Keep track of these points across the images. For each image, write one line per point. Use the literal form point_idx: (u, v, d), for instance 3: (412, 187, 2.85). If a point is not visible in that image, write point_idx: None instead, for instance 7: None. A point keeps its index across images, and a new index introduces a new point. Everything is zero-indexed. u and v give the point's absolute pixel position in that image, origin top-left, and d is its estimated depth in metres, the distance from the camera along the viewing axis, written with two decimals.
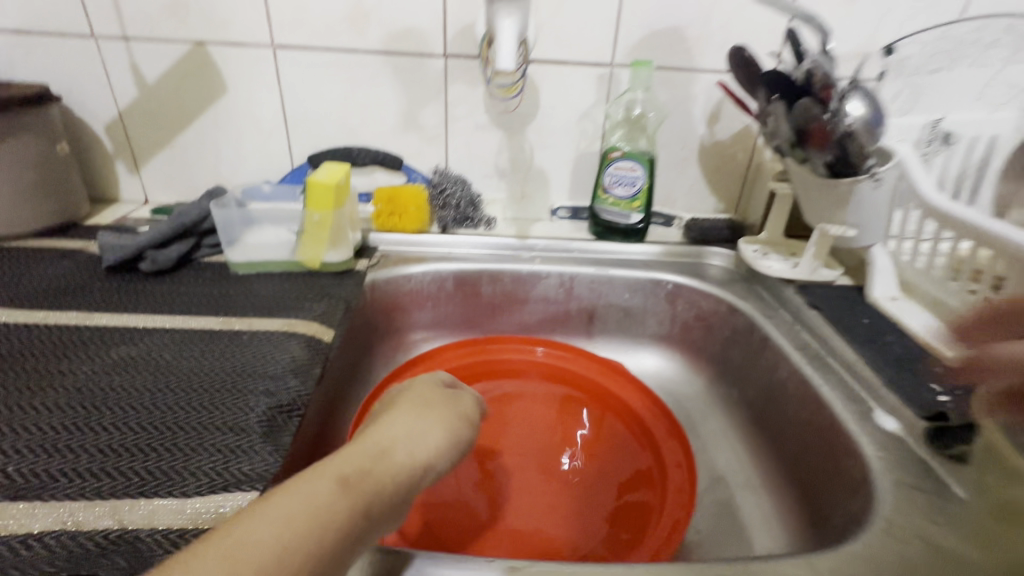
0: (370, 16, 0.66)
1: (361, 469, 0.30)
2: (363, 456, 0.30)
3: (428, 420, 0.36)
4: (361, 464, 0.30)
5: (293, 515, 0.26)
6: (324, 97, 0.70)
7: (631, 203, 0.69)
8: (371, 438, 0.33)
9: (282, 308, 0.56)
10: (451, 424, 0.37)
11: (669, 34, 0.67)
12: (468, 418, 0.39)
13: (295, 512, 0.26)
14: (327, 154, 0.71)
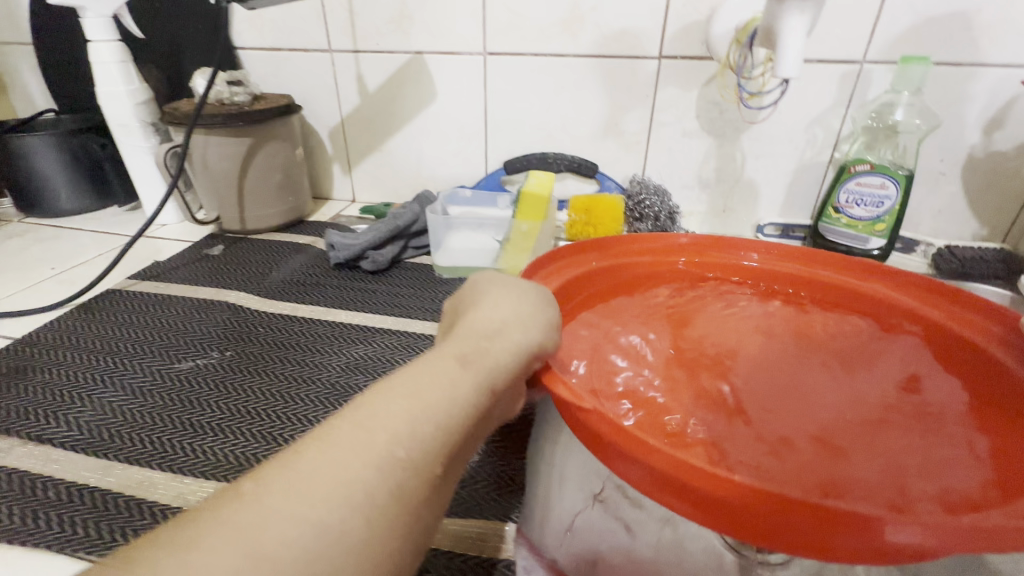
0: (586, 18, 0.63)
1: (432, 389, 0.27)
2: (427, 369, 0.28)
3: (512, 304, 0.34)
4: (450, 372, 0.28)
5: (354, 445, 0.24)
6: (527, 103, 0.70)
7: (874, 225, 0.59)
8: (466, 337, 0.31)
9: None
10: (533, 308, 0.34)
11: (949, 20, 0.55)
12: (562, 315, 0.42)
13: (365, 441, 0.24)
14: (525, 161, 0.71)
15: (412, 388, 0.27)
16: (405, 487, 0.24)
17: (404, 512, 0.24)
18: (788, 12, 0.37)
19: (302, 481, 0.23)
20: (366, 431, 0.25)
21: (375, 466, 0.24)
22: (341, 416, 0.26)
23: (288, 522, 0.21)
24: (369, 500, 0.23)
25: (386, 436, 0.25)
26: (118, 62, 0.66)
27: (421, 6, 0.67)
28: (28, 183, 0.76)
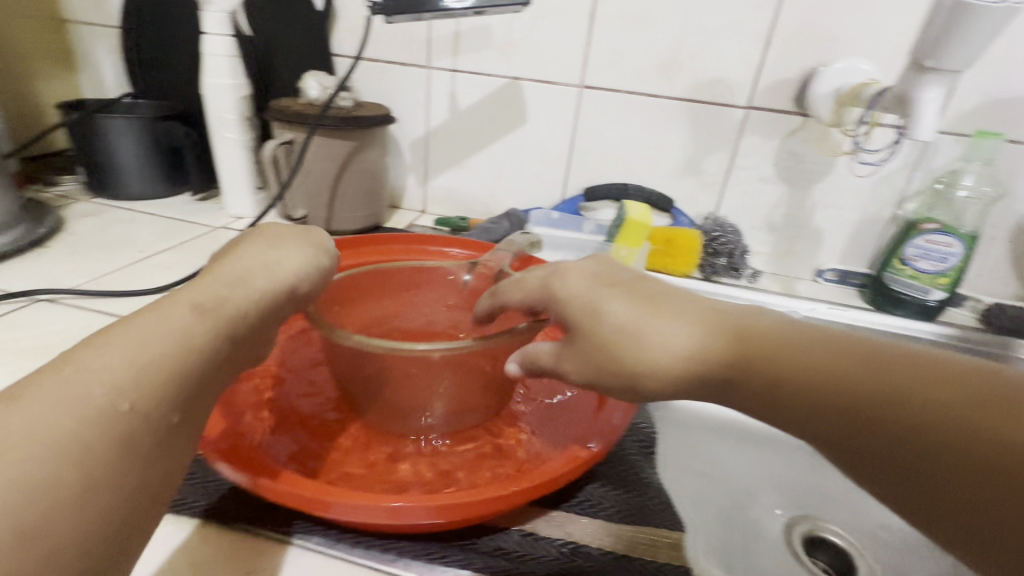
0: (683, 64, 0.68)
1: (157, 335, 0.27)
2: (168, 319, 0.28)
3: (285, 248, 0.37)
4: (187, 318, 0.29)
5: (59, 400, 0.24)
6: (614, 136, 0.74)
7: (937, 278, 0.64)
8: (220, 277, 0.33)
9: None
10: (302, 245, 0.38)
11: (1011, 103, 0.62)
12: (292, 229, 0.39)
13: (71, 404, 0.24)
14: (607, 189, 0.74)
15: (124, 344, 0.26)
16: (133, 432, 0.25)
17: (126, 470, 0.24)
18: (926, 87, 0.45)
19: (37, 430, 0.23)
20: (43, 395, 0.24)
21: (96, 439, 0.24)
22: (68, 373, 0.25)
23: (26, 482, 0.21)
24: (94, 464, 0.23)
25: (110, 396, 0.25)
26: (229, 56, 0.67)
27: (528, 36, 0.71)
28: (101, 163, 0.74)
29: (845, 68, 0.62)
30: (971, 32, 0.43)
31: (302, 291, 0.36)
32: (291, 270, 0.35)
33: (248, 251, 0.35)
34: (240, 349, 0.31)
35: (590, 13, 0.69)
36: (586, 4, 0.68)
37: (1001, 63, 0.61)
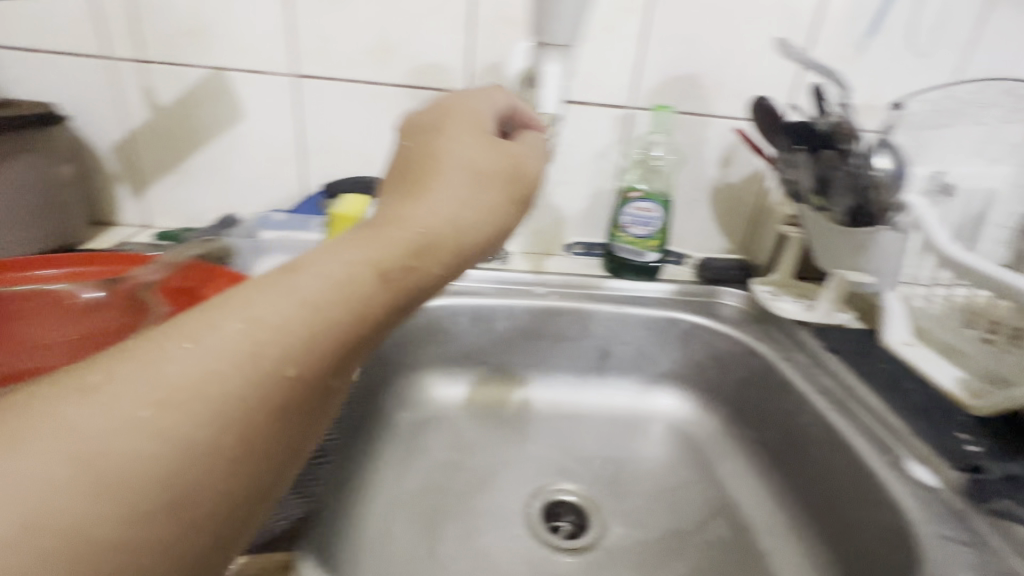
0: (396, 49, 0.66)
1: (329, 295, 0.24)
2: (256, 300, 0.23)
3: (476, 182, 0.33)
4: (292, 312, 0.23)
5: (236, 344, 0.21)
6: (343, 127, 0.70)
7: (648, 241, 0.70)
8: (310, 264, 0.25)
9: None
10: (496, 190, 0.33)
11: (684, 78, 0.69)
12: (514, 161, 0.36)
13: (205, 401, 0.20)
14: (344, 183, 0.70)
15: (249, 315, 0.22)
16: (272, 403, 0.22)
17: (249, 456, 0.21)
18: None
19: (161, 443, 0.19)
20: (168, 395, 0.19)
21: (231, 423, 0.20)
22: (113, 382, 0.19)
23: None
24: (81, 487, 0.17)
25: (184, 387, 0.20)
26: None
27: (223, 21, 0.64)
28: None
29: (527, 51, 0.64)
30: None
31: (487, 239, 0.32)
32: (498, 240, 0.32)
33: (415, 204, 0.30)
34: (336, 368, 0.24)
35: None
36: None
37: (670, 43, 0.67)
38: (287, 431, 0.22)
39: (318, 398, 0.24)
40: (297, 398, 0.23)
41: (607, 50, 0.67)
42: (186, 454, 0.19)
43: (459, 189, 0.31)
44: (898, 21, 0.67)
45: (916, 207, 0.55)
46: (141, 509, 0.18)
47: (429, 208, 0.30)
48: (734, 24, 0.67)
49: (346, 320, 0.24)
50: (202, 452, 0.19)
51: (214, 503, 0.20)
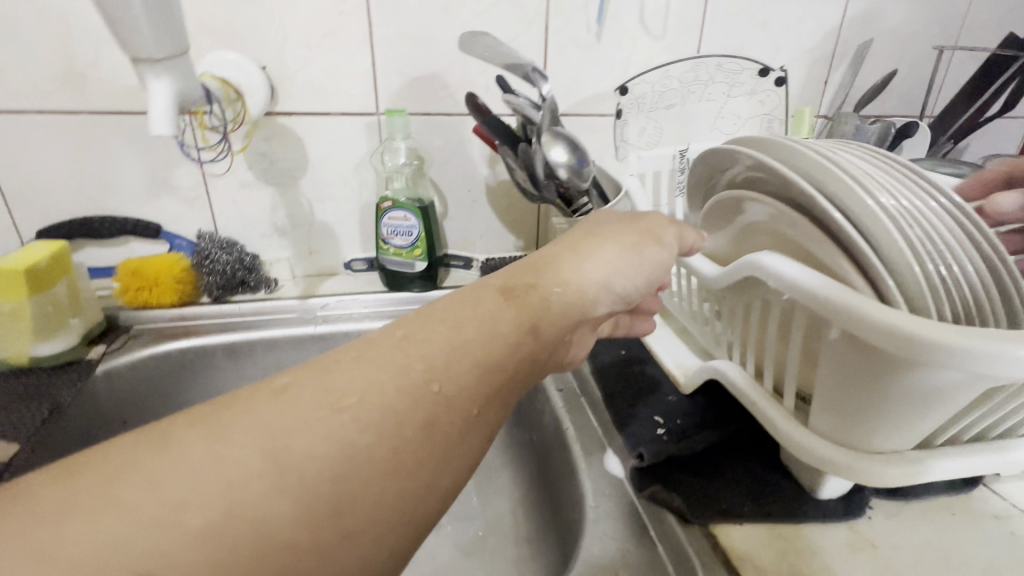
0: (87, 74, 0.59)
1: (472, 324, 0.27)
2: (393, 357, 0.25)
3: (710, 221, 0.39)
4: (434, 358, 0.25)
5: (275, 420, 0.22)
6: (48, 165, 0.62)
7: (413, 251, 0.67)
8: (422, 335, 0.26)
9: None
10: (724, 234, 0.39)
11: (428, 79, 0.67)
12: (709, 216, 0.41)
13: (383, 417, 0.23)
14: (61, 227, 0.63)
15: (442, 341, 0.26)
16: (438, 424, 0.24)
17: (427, 461, 0.23)
18: (145, 76, 0.39)
19: (355, 456, 0.22)
20: (342, 406, 0.23)
21: (389, 439, 0.23)
22: (296, 390, 0.23)
23: (146, 529, 0.18)
24: (208, 505, 0.19)
25: (351, 403, 0.23)
26: None
27: None
28: None
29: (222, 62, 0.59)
30: (140, 20, 0.36)
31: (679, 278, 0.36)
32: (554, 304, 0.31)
33: (607, 250, 0.34)
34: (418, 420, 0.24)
35: None
36: None
37: (401, 44, 0.64)
38: (465, 441, 0.25)
39: (499, 406, 0.27)
40: (462, 408, 0.25)
41: (335, 58, 0.63)
42: (344, 465, 0.21)
43: (616, 246, 0.34)
44: (627, 6, 0.68)
45: (630, 191, 0.54)
46: (200, 558, 0.18)
47: (583, 266, 0.33)
48: (463, 20, 0.65)
49: (505, 338, 0.28)
50: (260, 491, 0.20)
51: (372, 515, 0.21)
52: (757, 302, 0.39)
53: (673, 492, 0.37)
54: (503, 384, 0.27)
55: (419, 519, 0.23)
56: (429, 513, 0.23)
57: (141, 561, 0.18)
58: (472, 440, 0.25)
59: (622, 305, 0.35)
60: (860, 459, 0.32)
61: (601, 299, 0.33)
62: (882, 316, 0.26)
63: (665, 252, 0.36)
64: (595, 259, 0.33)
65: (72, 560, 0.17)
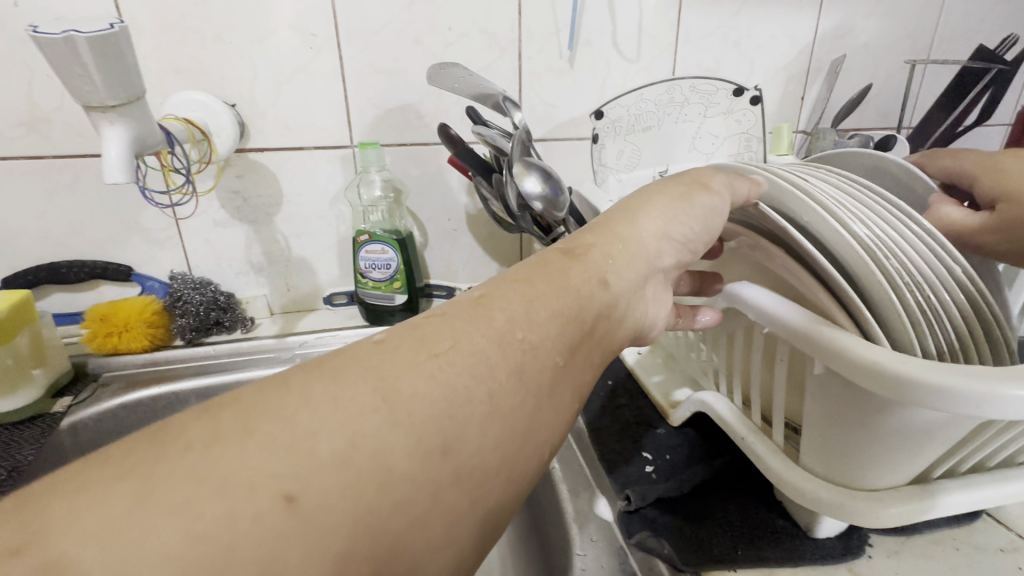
0: (52, 118, 0.58)
1: (542, 300, 0.25)
2: (469, 322, 0.23)
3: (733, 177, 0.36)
4: (503, 329, 0.23)
5: (363, 378, 0.20)
6: (12, 212, 0.60)
7: (392, 284, 0.66)
8: (501, 302, 0.24)
9: None
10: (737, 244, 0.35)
11: (402, 110, 0.66)
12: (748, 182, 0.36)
13: (479, 363, 0.22)
14: (26, 274, 0.61)
15: (518, 295, 0.25)
16: (529, 370, 0.23)
17: (519, 413, 0.22)
18: (99, 123, 0.38)
19: (456, 398, 0.21)
20: (437, 353, 0.22)
21: (488, 381, 0.22)
22: (351, 366, 0.21)
23: (238, 497, 0.17)
24: (331, 436, 0.18)
25: (444, 350, 0.22)
26: None
27: None
28: None
29: (188, 100, 0.58)
30: (90, 67, 0.35)
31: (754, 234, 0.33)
32: (593, 301, 0.26)
33: (656, 203, 0.30)
34: (506, 390, 0.22)
35: None
36: None
37: (373, 76, 0.64)
38: (554, 394, 0.24)
39: (575, 373, 0.25)
40: (544, 367, 0.23)
41: (307, 92, 0.62)
42: (450, 406, 0.20)
43: (665, 198, 0.31)
44: (600, 31, 0.68)
45: None
46: (330, 484, 0.18)
47: (638, 220, 0.30)
48: (435, 51, 0.64)
49: (575, 289, 0.26)
50: (376, 427, 0.19)
51: (478, 458, 0.21)
52: (743, 329, 0.37)
53: (664, 543, 0.35)
54: (583, 337, 0.26)
55: (484, 516, 0.21)
56: (530, 460, 0.23)
57: (278, 487, 0.17)
58: (559, 392, 0.24)
59: (688, 254, 0.31)
60: (855, 498, 0.31)
61: (670, 248, 0.30)
62: (866, 355, 0.25)
63: (715, 201, 0.30)
64: (650, 210, 0.30)
65: (225, 479, 0.17)
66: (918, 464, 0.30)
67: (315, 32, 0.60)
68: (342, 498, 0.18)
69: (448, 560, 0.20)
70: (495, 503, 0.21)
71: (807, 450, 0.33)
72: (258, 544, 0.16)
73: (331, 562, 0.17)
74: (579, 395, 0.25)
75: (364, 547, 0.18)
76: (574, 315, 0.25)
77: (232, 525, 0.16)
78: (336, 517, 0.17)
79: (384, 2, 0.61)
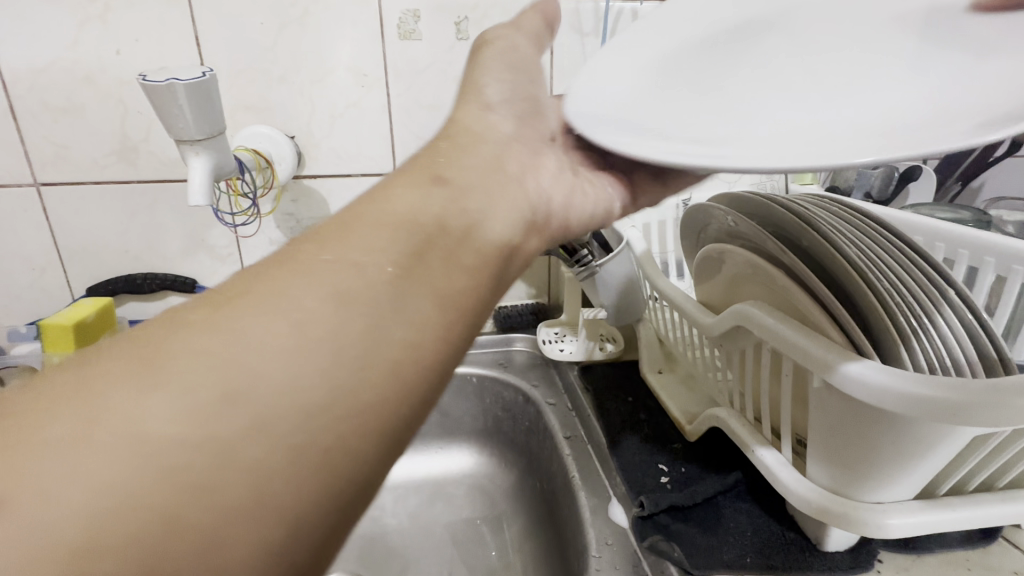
0: (139, 148, 0.66)
1: (391, 245, 0.25)
2: (311, 268, 0.23)
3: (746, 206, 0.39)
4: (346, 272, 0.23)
5: (193, 353, 0.20)
6: (100, 229, 0.69)
7: None
8: (343, 251, 0.24)
9: None
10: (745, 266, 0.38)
11: None
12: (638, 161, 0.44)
13: (320, 321, 0.22)
14: (109, 284, 0.69)
15: (365, 242, 0.25)
16: (379, 320, 0.23)
17: (377, 364, 0.22)
18: (185, 153, 0.45)
19: (290, 305, 0.22)
20: (274, 316, 0.21)
21: (332, 285, 0.23)
22: (181, 346, 0.20)
23: (64, 501, 0.17)
24: (164, 421, 0.18)
25: (282, 313, 0.21)
26: None
27: None
28: None
29: (257, 133, 0.65)
30: (185, 109, 0.42)
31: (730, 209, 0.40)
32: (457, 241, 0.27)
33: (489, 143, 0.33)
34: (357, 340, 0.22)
35: (8, 110, 0.63)
36: None
37: (417, 111, 0.70)
38: (421, 333, 0.24)
39: (454, 314, 0.25)
40: (402, 309, 0.23)
41: (357, 126, 0.69)
42: (289, 369, 0.20)
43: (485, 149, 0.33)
44: None
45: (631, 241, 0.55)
46: (159, 472, 0.18)
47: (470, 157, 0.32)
48: None
49: (431, 232, 0.26)
50: (213, 404, 0.19)
51: (333, 420, 0.21)
52: (754, 348, 0.40)
53: (676, 548, 0.37)
54: (452, 274, 0.26)
55: (352, 476, 0.21)
56: (418, 356, 0.23)
57: (115, 480, 0.17)
58: (428, 324, 0.24)
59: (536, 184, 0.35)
60: (856, 507, 0.33)
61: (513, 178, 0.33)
62: (856, 369, 0.28)
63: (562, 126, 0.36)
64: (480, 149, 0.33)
65: (50, 486, 0.17)
66: (919, 479, 0.31)
67: (367, 73, 0.67)
68: (174, 483, 0.18)
69: (315, 524, 0.20)
70: (366, 456, 0.21)
71: (815, 464, 0.35)
72: (94, 541, 0.16)
73: (172, 546, 0.17)
74: (458, 335, 0.25)
75: (212, 525, 0.18)
76: (441, 257, 0.26)
77: (60, 530, 0.16)
78: (170, 500, 0.17)
79: (429, 46, 0.67)
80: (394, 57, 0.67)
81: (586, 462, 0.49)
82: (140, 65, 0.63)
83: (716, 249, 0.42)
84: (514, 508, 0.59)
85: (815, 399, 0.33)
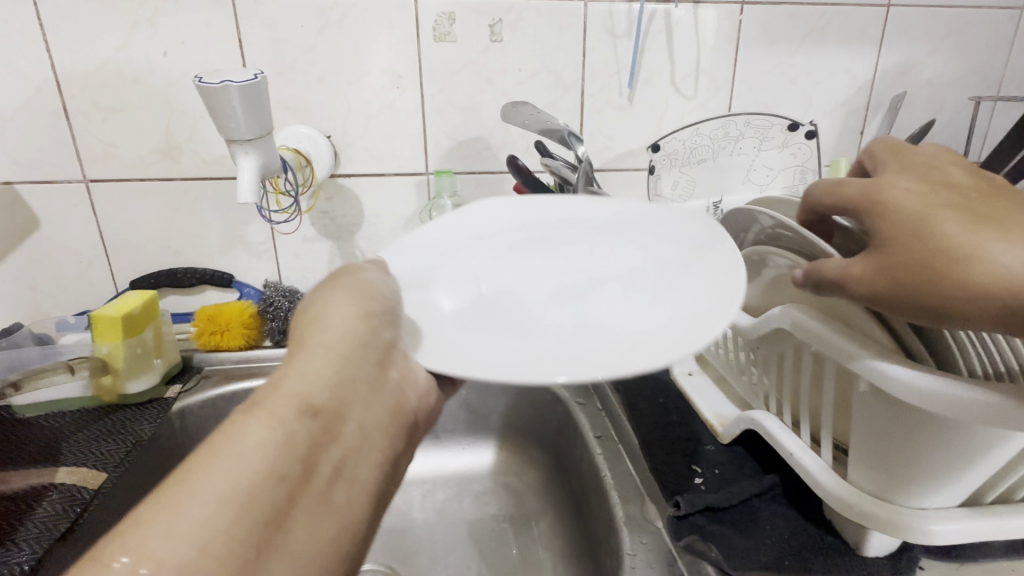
0: (183, 147, 0.68)
1: (354, 391, 0.28)
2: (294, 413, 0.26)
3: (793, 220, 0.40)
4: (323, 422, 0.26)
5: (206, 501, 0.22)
6: (143, 225, 0.71)
7: None
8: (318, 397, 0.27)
9: (81, 442, 0.55)
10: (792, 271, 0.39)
11: (472, 142, 0.73)
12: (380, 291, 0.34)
13: (302, 462, 0.24)
14: (151, 277, 0.71)
15: (332, 386, 0.27)
16: (346, 464, 0.26)
17: (348, 498, 0.26)
18: (237, 152, 0.46)
19: (263, 445, 0.24)
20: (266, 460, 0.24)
21: (192, 548, 0.21)
22: (190, 494, 0.22)
23: None
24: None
25: (272, 456, 0.24)
26: None
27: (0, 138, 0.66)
28: None
29: (297, 133, 0.67)
30: (237, 109, 0.43)
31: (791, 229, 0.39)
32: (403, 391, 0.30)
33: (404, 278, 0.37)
34: (331, 478, 0.25)
35: (61, 110, 0.65)
36: (53, 100, 0.65)
37: (449, 112, 0.71)
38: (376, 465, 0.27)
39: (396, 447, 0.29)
40: (364, 450, 0.27)
41: (391, 126, 0.70)
42: (277, 509, 0.23)
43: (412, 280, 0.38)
44: (659, 69, 0.72)
45: None
46: None
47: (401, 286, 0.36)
48: (506, 89, 0.71)
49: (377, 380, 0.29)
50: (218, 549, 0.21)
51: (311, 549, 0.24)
52: (793, 352, 0.40)
53: (714, 548, 0.37)
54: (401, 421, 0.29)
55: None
56: (365, 494, 0.26)
57: None
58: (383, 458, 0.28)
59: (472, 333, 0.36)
60: (902, 513, 0.32)
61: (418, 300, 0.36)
62: (908, 373, 0.28)
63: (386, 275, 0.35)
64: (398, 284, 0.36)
65: None
66: (964, 486, 0.31)
67: (403, 74, 0.68)
68: None
69: None
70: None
71: (856, 468, 0.35)
72: None
73: None
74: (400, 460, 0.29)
75: None
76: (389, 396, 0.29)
77: None
78: None
79: (463, 47, 0.68)
80: (428, 59, 0.68)
81: (617, 462, 0.49)
82: (185, 66, 0.65)
83: (760, 254, 0.42)
84: (541, 506, 0.60)
85: (860, 404, 0.33)
